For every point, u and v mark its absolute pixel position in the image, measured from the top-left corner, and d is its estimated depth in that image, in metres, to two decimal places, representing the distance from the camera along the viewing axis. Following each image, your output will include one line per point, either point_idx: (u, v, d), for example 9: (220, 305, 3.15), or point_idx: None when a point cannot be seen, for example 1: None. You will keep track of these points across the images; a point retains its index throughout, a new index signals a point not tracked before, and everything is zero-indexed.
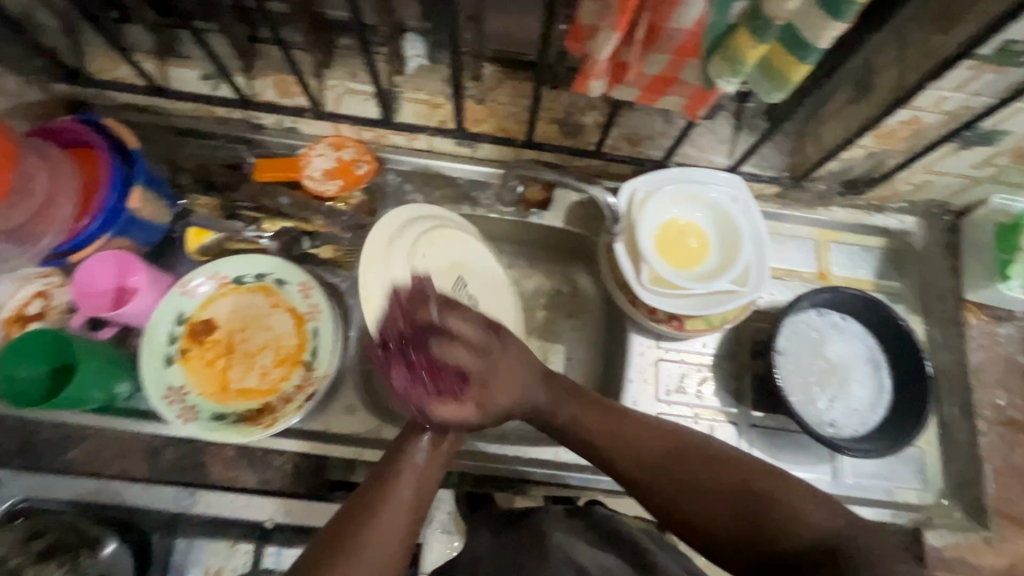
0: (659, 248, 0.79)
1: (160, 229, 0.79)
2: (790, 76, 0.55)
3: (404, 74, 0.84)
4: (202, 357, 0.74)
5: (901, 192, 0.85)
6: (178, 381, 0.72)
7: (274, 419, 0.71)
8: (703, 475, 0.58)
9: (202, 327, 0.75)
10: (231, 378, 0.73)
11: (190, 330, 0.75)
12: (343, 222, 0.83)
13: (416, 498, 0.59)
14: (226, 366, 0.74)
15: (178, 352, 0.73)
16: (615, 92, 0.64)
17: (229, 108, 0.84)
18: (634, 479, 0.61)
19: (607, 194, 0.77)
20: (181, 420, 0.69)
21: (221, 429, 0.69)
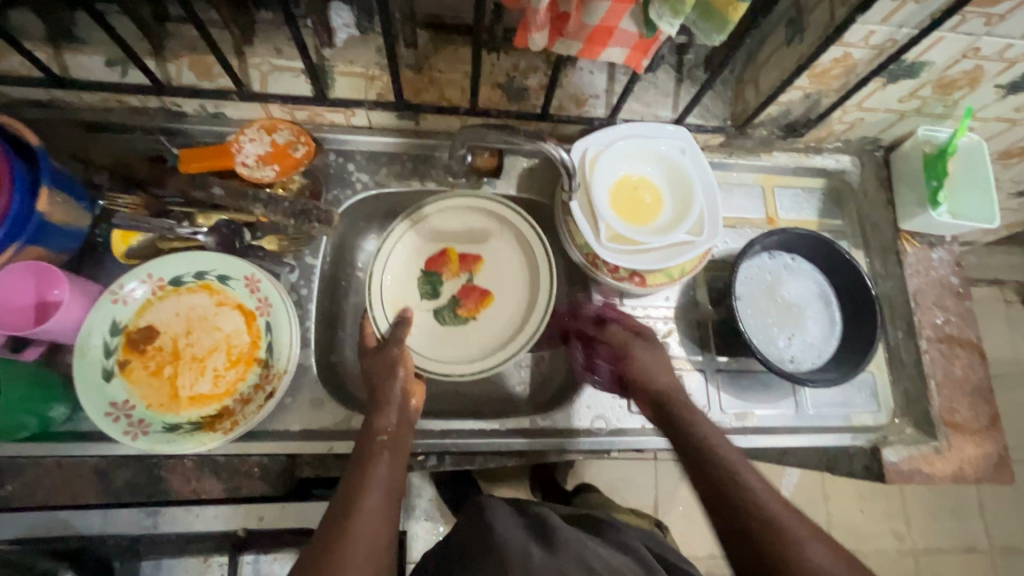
0: (615, 207, 0.79)
1: (79, 234, 0.72)
2: (729, 16, 0.55)
3: (334, 47, 0.80)
4: (145, 367, 0.68)
5: (836, 132, 0.89)
6: (121, 395, 0.66)
7: (234, 422, 0.66)
8: (801, 551, 0.54)
9: (141, 335, 0.69)
10: (181, 385, 0.68)
11: (128, 340, 0.69)
12: (284, 209, 0.75)
13: (387, 501, 0.60)
14: (173, 373, 0.68)
15: (117, 364, 0.67)
16: (557, 48, 0.63)
17: (144, 96, 0.76)
18: (726, 496, 0.60)
19: (559, 149, 0.72)
20: (130, 437, 0.64)
21: (176, 440, 0.64)
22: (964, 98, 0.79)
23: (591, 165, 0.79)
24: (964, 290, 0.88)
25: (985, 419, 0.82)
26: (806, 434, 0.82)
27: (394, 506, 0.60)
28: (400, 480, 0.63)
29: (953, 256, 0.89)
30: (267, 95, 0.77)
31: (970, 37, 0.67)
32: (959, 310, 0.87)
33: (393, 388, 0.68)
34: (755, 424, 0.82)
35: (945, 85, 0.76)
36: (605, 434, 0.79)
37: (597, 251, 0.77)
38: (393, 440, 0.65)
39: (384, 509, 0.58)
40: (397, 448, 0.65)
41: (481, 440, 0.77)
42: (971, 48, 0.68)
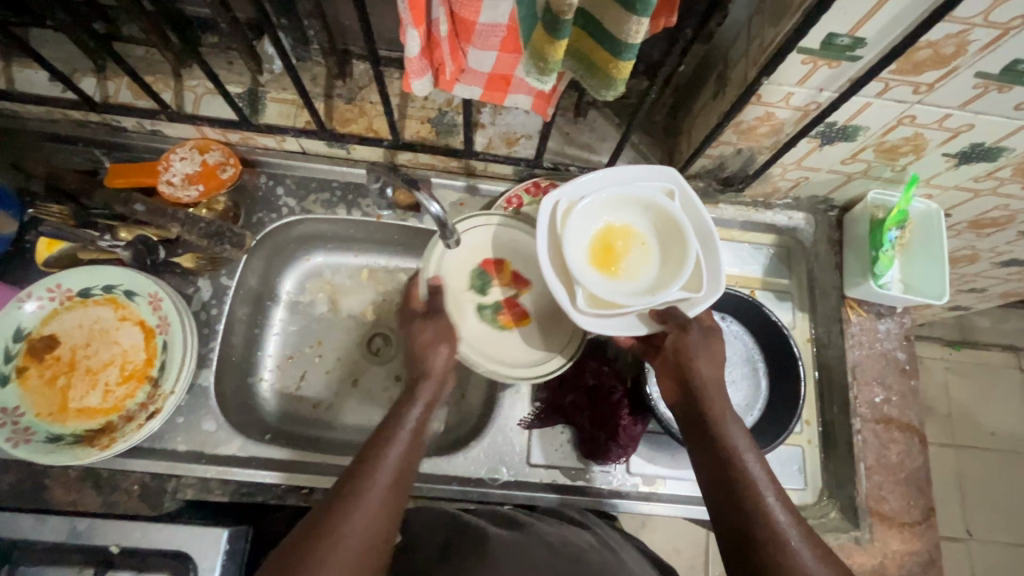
0: (596, 263, 0.69)
1: (6, 239, 0.76)
2: (614, 75, 0.53)
3: (269, 74, 0.81)
4: (40, 376, 0.70)
5: (783, 189, 0.84)
6: (11, 401, 0.68)
7: (113, 439, 0.68)
8: (790, 537, 0.54)
9: (42, 343, 0.71)
10: (74, 396, 0.71)
11: (29, 347, 0.71)
12: (201, 229, 0.77)
13: (384, 518, 0.54)
14: (66, 384, 0.71)
15: (14, 370, 0.70)
16: (459, 92, 0.61)
17: (82, 111, 0.79)
18: (740, 472, 0.59)
19: (432, 201, 0.67)
20: (10, 444, 0.65)
21: (54, 452, 0.66)
22: (912, 164, 0.74)
23: (564, 218, 0.69)
24: (910, 367, 0.82)
25: (918, 511, 0.76)
26: None
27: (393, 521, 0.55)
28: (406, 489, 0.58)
29: (903, 329, 0.83)
30: (195, 117, 0.79)
31: (901, 104, 0.62)
32: (901, 389, 0.80)
33: (438, 364, 0.66)
34: (662, 491, 0.77)
35: (888, 150, 0.71)
36: (497, 486, 0.76)
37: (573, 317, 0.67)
38: (412, 447, 0.60)
39: (391, 499, 0.56)
40: (414, 453, 0.60)
41: None
42: (905, 115, 0.64)
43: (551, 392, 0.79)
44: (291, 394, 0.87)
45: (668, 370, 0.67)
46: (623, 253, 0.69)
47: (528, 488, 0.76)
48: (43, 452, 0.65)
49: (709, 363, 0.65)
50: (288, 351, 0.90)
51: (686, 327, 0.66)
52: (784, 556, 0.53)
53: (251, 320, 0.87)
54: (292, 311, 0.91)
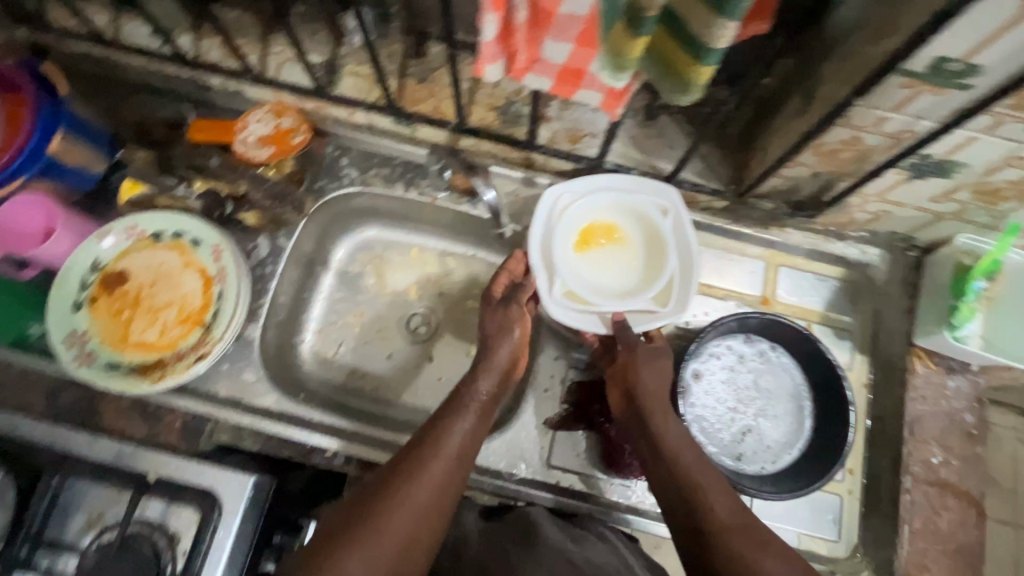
0: (580, 261, 0.74)
1: (91, 178, 0.80)
2: (693, 79, 0.51)
3: (348, 47, 0.83)
4: (108, 306, 0.76)
5: (859, 221, 0.79)
6: (81, 326, 0.74)
7: (163, 374, 0.73)
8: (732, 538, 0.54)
9: (113, 277, 0.77)
10: (135, 330, 0.76)
11: (102, 280, 0.77)
12: (266, 189, 0.82)
13: (438, 494, 0.58)
14: (129, 317, 0.76)
15: (87, 298, 0.76)
16: (527, 83, 0.61)
17: (176, 66, 0.84)
18: (685, 476, 0.59)
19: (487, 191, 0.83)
20: (76, 363, 0.72)
21: (112, 377, 0.72)
22: (1014, 212, 0.67)
23: (559, 215, 0.74)
24: (978, 432, 0.74)
25: None
26: None
27: (449, 495, 0.59)
28: (465, 471, 0.62)
29: (975, 389, 0.76)
30: (277, 82, 0.82)
31: (1012, 144, 0.56)
32: (963, 454, 0.74)
33: (501, 354, 0.71)
34: None
35: (988, 193, 0.65)
36: (514, 482, 0.75)
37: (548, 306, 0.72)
38: (474, 431, 0.65)
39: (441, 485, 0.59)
40: (467, 450, 0.63)
41: (386, 452, 0.77)
42: (1015, 157, 0.57)
43: (579, 400, 0.78)
44: (328, 359, 0.90)
45: (617, 379, 0.70)
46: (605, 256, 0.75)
47: (544, 489, 0.75)
48: (103, 376, 0.72)
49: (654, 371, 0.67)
50: (330, 317, 0.92)
51: (633, 348, 0.69)
52: (715, 546, 0.55)
53: (301, 282, 0.91)
54: (338, 279, 0.93)
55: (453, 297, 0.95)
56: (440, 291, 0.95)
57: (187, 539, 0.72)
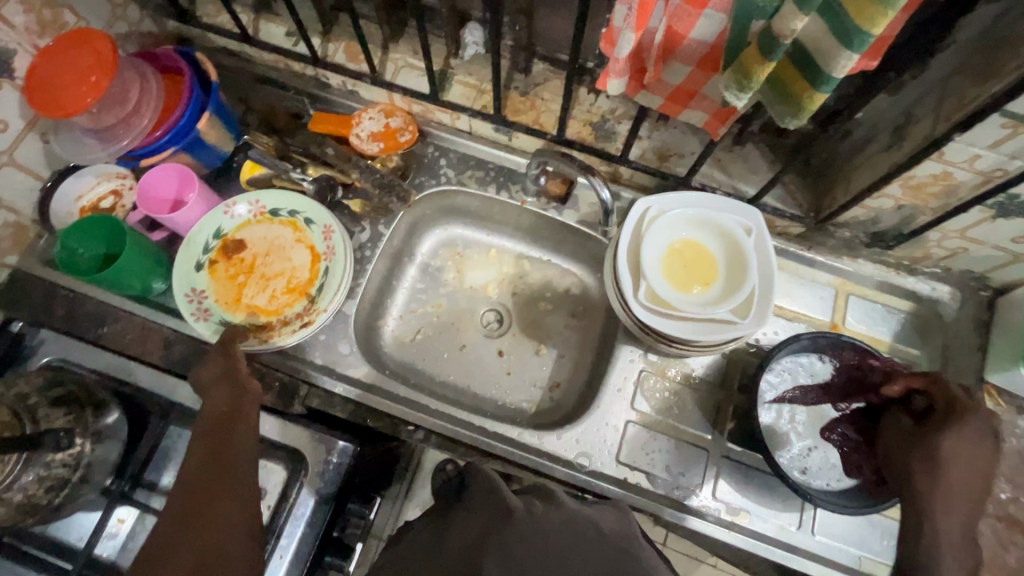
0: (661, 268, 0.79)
1: (222, 155, 0.88)
2: (805, 103, 0.57)
3: (460, 59, 0.91)
4: (226, 271, 0.84)
5: (934, 257, 0.82)
6: (200, 285, 0.82)
7: (271, 335, 0.81)
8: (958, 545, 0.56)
9: (233, 245, 0.85)
10: (248, 293, 0.83)
11: (223, 245, 0.85)
12: (375, 179, 0.88)
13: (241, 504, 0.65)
14: (243, 282, 0.84)
15: (207, 261, 0.84)
16: (640, 99, 0.68)
17: (303, 64, 0.93)
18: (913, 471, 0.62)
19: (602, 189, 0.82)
20: (194, 318, 0.79)
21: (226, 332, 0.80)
22: None
23: (649, 224, 0.79)
24: None
25: None
26: (804, 558, 0.76)
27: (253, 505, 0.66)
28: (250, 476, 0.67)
29: None
30: (393, 85, 0.90)
31: None
32: None
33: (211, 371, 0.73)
34: (745, 523, 0.77)
35: None
36: (584, 472, 0.79)
37: (632, 308, 0.77)
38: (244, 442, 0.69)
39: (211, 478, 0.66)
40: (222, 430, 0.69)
41: (467, 431, 0.81)
42: None
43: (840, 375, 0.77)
44: (407, 343, 0.96)
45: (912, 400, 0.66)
46: (686, 270, 0.79)
47: (612, 483, 0.78)
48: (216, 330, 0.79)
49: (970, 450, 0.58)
50: (411, 305, 0.98)
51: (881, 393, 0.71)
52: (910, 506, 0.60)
53: (389, 270, 0.96)
54: (422, 269, 1.00)
55: (525, 297, 1.00)
56: (514, 290, 1.01)
57: (272, 496, 0.76)
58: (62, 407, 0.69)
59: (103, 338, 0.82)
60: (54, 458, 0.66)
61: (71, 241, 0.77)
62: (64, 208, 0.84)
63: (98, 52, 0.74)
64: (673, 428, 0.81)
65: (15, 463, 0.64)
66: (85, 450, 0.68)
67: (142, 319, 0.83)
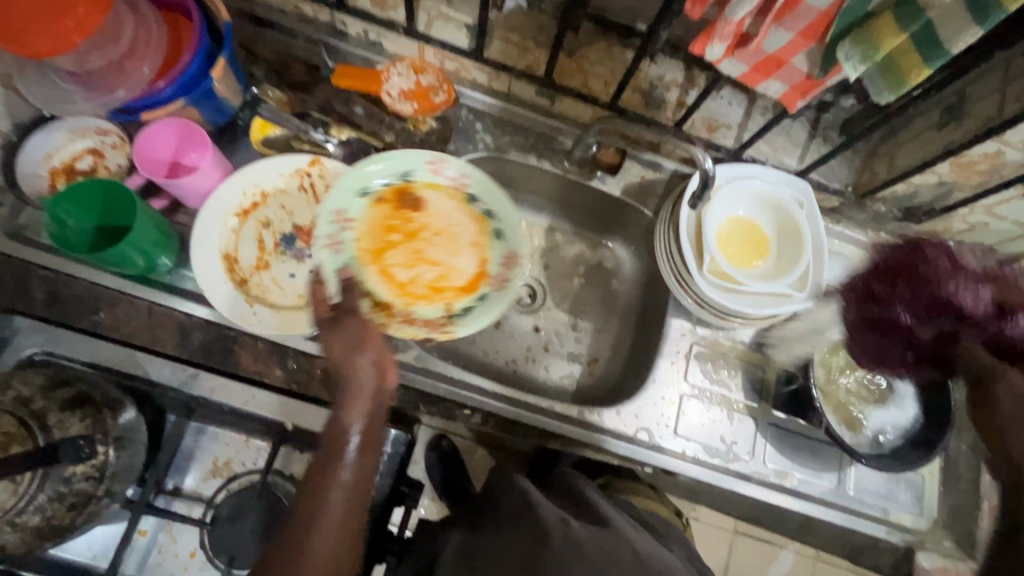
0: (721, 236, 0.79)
1: (225, 111, 0.75)
2: (909, 79, 0.56)
3: (501, 11, 0.82)
4: (390, 217, 0.78)
5: (954, 231, 0.87)
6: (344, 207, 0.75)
7: (364, 317, 0.73)
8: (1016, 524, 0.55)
9: (411, 200, 0.78)
10: (391, 257, 0.77)
11: (399, 194, 0.78)
12: (412, 144, 0.84)
13: (337, 550, 0.57)
14: (394, 241, 0.78)
15: (375, 194, 0.77)
16: (722, 67, 0.64)
17: (318, 7, 0.80)
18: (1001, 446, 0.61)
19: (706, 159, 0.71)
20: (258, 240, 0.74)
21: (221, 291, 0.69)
22: None
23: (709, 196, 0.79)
24: None
25: None
26: (842, 512, 0.81)
27: (344, 553, 0.57)
28: (359, 518, 0.59)
29: None
30: (428, 37, 0.80)
31: None
32: None
33: (362, 380, 0.61)
34: (792, 485, 0.81)
35: None
36: (645, 447, 0.79)
37: (694, 281, 0.77)
38: (357, 478, 0.59)
39: (345, 515, 0.58)
40: (365, 455, 0.60)
41: (527, 412, 0.78)
42: None
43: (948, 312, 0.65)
44: None
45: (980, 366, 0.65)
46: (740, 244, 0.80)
47: (672, 455, 0.79)
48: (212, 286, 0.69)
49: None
50: None
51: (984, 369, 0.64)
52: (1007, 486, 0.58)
53: None
54: None
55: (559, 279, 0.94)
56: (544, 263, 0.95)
57: None
58: (77, 411, 0.58)
59: (100, 327, 0.69)
60: (75, 471, 0.57)
61: (61, 208, 0.63)
62: (32, 168, 0.70)
63: None
64: (725, 400, 0.82)
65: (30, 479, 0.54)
66: (109, 460, 0.58)
67: (148, 303, 0.70)
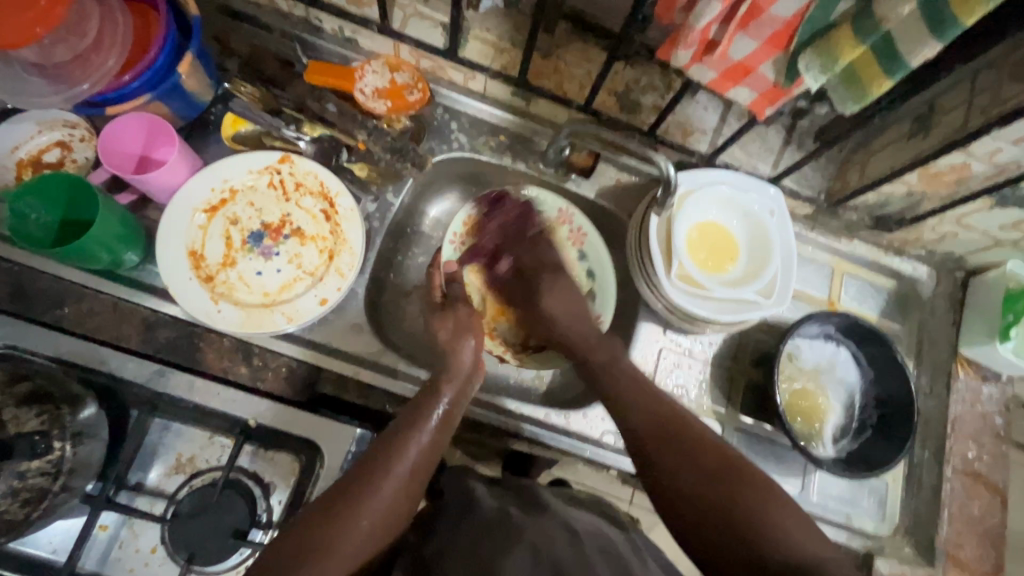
0: (689, 242, 0.80)
1: (198, 107, 0.76)
2: (871, 89, 0.56)
3: (477, 11, 0.81)
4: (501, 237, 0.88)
5: (924, 239, 0.88)
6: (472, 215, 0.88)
7: None
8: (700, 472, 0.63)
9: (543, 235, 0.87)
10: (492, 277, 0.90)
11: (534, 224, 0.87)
12: (386, 142, 0.81)
13: (392, 510, 0.60)
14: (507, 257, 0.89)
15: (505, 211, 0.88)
16: (691, 74, 0.64)
17: (293, 2, 0.79)
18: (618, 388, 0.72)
19: (670, 166, 0.71)
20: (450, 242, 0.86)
21: (187, 286, 0.70)
22: None
23: (681, 201, 0.79)
24: (1004, 432, 0.87)
25: (989, 563, 0.83)
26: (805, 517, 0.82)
27: (393, 520, 0.60)
28: (416, 491, 0.63)
29: (1004, 395, 0.88)
30: (403, 36, 0.80)
31: None
32: (993, 451, 0.86)
33: (462, 359, 0.72)
34: None
35: None
36: (610, 451, 0.79)
37: (663, 286, 0.77)
38: (430, 446, 0.65)
39: (410, 480, 0.62)
40: (448, 422, 0.68)
41: (492, 414, 0.79)
42: None
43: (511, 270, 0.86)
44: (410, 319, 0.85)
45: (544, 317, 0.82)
46: (705, 250, 0.80)
47: None
48: (176, 280, 0.69)
49: (556, 302, 0.80)
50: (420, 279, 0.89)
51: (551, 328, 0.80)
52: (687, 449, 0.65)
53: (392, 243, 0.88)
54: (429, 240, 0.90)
55: None
56: None
57: (283, 490, 0.71)
58: (33, 407, 0.59)
59: (64, 321, 0.69)
60: (31, 466, 0.58)
61: (22, 203, 0.63)
62: None
63: None
64: (692, 404, 0.83)
65: None
66: (66, 455, 0.58)
67: (114, 299, 0.70)
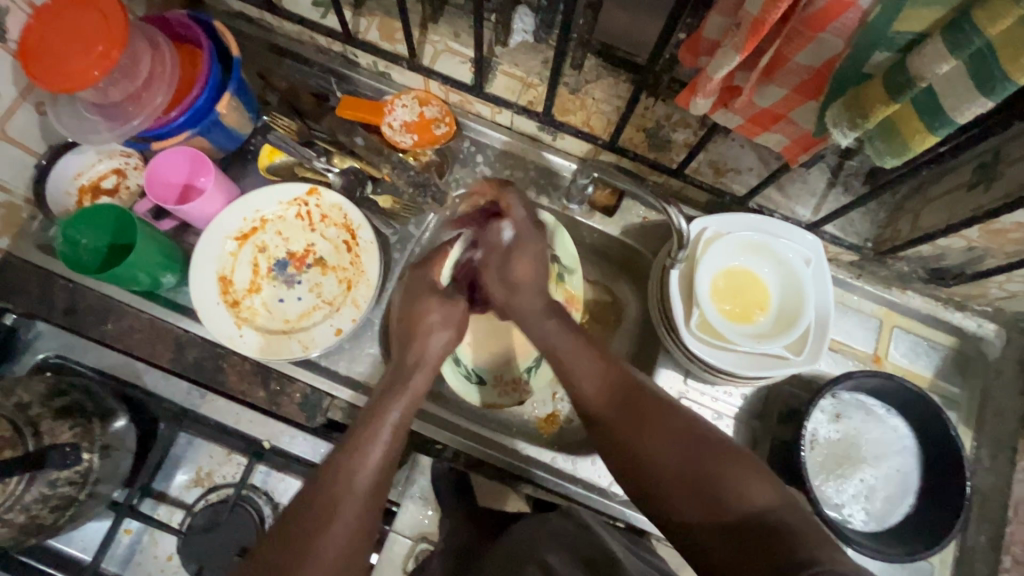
0: (713, 289, 0.75)
1: (238, 138, 0.80)
2: (913, 144, 0.51)
3: (506, 46, 0.80)
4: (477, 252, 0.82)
5: (991, 296, 0.78)
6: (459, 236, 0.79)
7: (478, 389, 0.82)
8: (647, 431, 0.55)
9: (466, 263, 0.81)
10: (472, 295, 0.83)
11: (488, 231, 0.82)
12: (408, 177, 0.82)
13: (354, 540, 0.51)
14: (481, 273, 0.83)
15: None
16: (717, 117, 0.62)
17: (331, 40, 0.82)
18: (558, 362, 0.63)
19: (681, 219, 0.70)
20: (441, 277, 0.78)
21: (213, 311, 0.74)
22: None
23: (704, 246, 0.75)
24: None
25: None
26: None
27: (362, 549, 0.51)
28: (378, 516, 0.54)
29: None
30: (431, 71, 0.81)
31: None
32: None
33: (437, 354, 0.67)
34: None
35: None
36: (619, 502, 0.77)
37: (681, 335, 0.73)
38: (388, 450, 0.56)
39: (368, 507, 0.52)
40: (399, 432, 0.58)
41: (495, 454, 0.78)
42: None
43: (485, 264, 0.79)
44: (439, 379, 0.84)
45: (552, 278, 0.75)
46: (732, 294, 0.76)
47: (647, 513, 0.77)
48: (203, 305, 0.74)
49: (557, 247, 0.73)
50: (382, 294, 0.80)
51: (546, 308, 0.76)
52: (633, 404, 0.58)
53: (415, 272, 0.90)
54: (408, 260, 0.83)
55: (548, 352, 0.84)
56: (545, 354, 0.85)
57: None
58: (66, 419, 0.63)
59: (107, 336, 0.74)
60: (59, 475, 0.62)
61: (73, 229, 0.70)
62: (62, 187, 0.77)
63: (104, 17, 0.64)
64: None
65: (18, 481, 0.59)
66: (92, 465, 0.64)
67: (152, 317, 0.75)
